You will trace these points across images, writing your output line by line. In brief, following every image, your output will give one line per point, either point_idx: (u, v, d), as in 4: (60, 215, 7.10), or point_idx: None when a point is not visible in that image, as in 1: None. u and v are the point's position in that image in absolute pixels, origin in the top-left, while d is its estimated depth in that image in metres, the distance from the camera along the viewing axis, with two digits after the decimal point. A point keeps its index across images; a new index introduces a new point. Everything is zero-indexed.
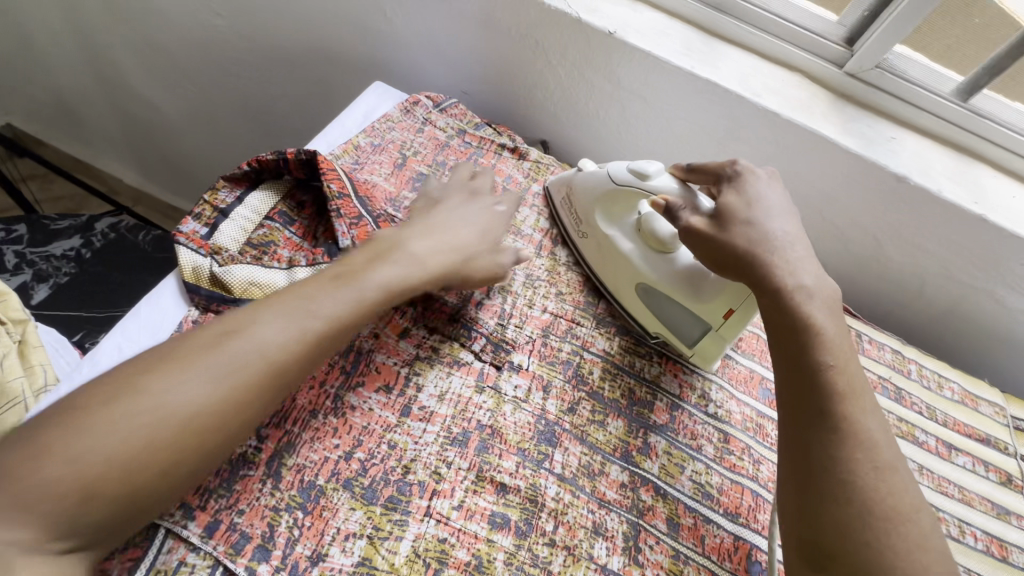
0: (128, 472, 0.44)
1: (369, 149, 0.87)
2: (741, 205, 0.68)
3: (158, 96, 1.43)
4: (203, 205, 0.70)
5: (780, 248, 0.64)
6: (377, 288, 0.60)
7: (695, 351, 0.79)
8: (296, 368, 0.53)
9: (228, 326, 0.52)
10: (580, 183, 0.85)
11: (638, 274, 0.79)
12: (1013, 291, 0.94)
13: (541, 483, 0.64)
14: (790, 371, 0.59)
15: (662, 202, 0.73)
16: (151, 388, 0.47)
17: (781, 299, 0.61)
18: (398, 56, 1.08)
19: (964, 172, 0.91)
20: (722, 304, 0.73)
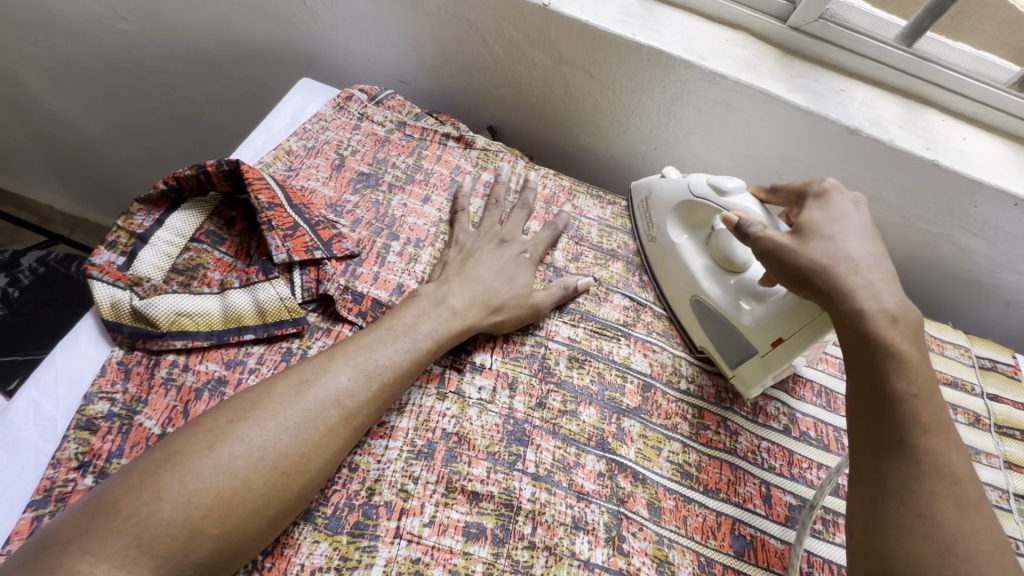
0: (215, 531, 0.47)
1: (302, 152, 0.80)
2: (824, 222, 0.64)
3: (75, 113, 1.32)
4: (117, 231, 0.64)
5: (863, 266, 0.60)
6: (428, 339, 0.64)
7: (735, 372, 0.74)
8: (365, 420, 0.57)
9: (295, 384, 0.56)
10: (660, 188, 0.85)
11: (697, 288, 0.77)
12: (968, 233, 0.94)
13: (515, 486, 0.62)
14: (866, 395, 0.56)
15: (735, 219, 0.69)
16: (233, 450, 0.50)
17: (863, 323, 0.57)
18: (326, 48, 1.01)
19: (913, 119, 0.90)
20: (769, 331, 0.68)
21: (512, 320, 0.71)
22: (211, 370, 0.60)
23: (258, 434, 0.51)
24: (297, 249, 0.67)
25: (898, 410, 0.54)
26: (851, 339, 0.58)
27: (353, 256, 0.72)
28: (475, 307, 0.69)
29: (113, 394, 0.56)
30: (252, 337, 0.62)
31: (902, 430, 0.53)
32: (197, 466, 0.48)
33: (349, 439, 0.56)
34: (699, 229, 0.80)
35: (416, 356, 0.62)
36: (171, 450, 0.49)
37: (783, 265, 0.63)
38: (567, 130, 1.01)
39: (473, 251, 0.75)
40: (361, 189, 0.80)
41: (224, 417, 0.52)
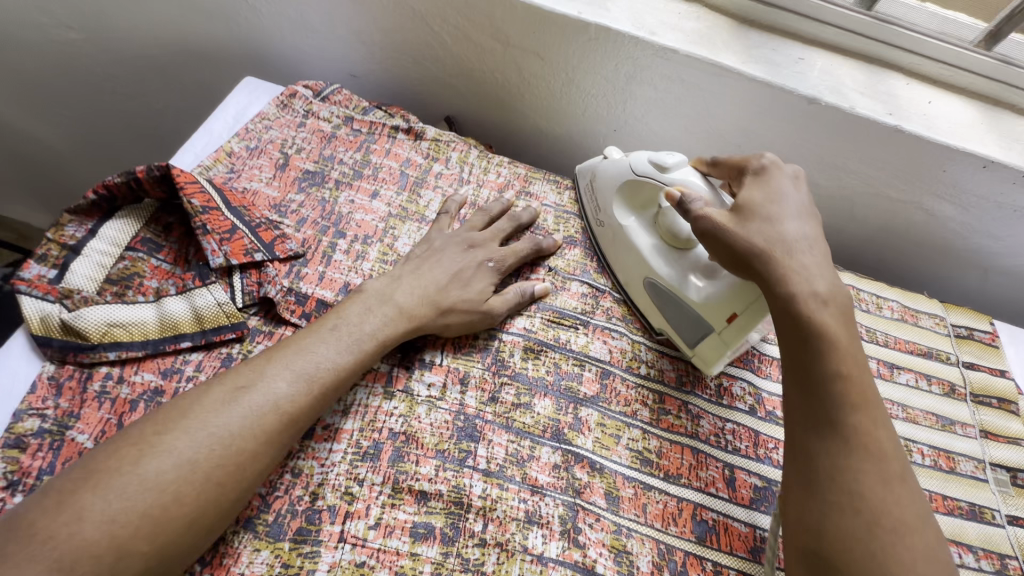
0: (144, 547, 0.46)
1: (245, 153, 0.79)
2: (764, 201, 0.63)
3: (36, 127, 1.30)
4: (47, 244, 0.62)
5: (801, 249, 0.59)
6: (372, 340, 0.62)
7: (696, 352, 0.73)
8: (305, 424, 0.56)
9: (229, 391, 0.54)
10: (603, 169, 0.81)
11: (648, 270, 0.74)
12: (939, 199, 0.92)
13: (465, 483, 0.60)
14: (799, 377, 0.56)
15: (678, 194, 0.66)
16: (162, 464, 0.48)
17: (794, 303, 0.56)
18: (275, 46, 0.99)
19: (875, 85, 0.87)
20: (725, 307, 0.67)
21: (459, 322, 0.68)
22: (147, 381, 0.58)
23: (187, 446, 0.50)
24: (235, 253, 0.66)
25: (829, 390, 0.54)
26: (785, 321, 0.57)
27: (298, 257, 0.71)
28: (423, 307, 0.67)
29: (43, 411, 0.55)
30: (189, 345, 0.61)
31: (833, 408, 0.53)
32: (121, 482, 0.46)
33: (287, 444, 0.55)
34: (644, 210, 0.77)
35: (359, 357, 0.61)
36: (92, 468, 0.47)
37: (723, 246, 0.62)
38: (524, 117, 0.99)
39: (437, 252, 0.72)
40: (306, 187, 0.78)
41: (151, 429, 0.50)
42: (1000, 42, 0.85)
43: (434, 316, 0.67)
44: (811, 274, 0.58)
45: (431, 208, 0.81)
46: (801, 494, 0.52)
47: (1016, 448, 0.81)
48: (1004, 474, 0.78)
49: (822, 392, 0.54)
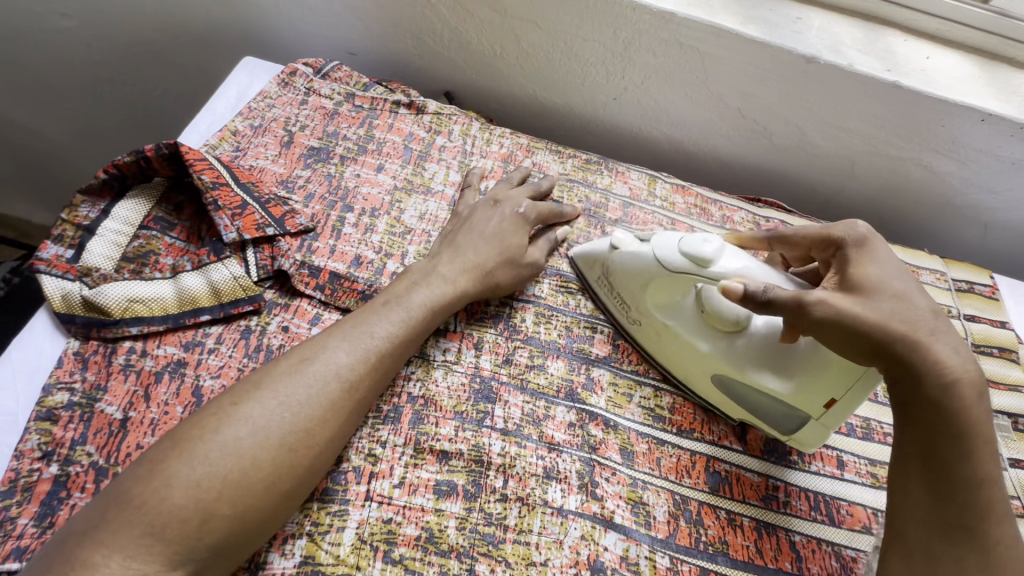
0: (228, 512, 0.47)
1: (250, 132, 0.79)
2: (884, 278, 0.55)
3: (35, 120, 1.30)
4: (62, 225, 0.63)
5: (941, 330, 0.53)
6: (422, 308, 0.63)
7: (791, 437, 0.67)
8: (367, 392, 0.57)
9: (295, 362, 0.55)
10: (620, 263, 0.70)
11: (715, 366, 0.65)
12: (938, 154, 0.93)
13: (484, 442, 0.62)
14: (935, 473, 0.51)
15: (740, 287, 0.56)
16: (238, 432, 0.50)
17: (945, 395, 0.51)
18: (272, 26, 0.98)
19: (873, 41, 0.88)
20: (821, 393, 0.60)
21: (510, 280, 0.71)
22: (169, 354, 0.60)
23: (261, 414, 0.51)
24: (248, 227, 0.67)
25: (968, 497, 0.50)
26: (926, 409, 0.52)
27: (308, 231, 0.71)
28: (466, 273, 0.68)
29: (71, 384, 0.56)
30: (208, 318, 0.62)
31: (970, 513, 0.50)
32: (204, 450, 0.48)
33: (354, 410, 0.56)
34: (675, 300, 0.67)
35: (411, 326, 0.62)
36: (179, 437, 0.49)
37: (860, 337, 0.53)
38: (524, 88, 0.99)
39: (466, 220, 0.73)
40: (312, 163, 0.78)
41: (228, 400, 0.52)
42: None
43: (480, 278, 0.68)
44: (961, 360, 0.52)
45: (436, 179, 0.81)
46: None
47: (1017, 396, 0.83)
48: (1005, 420, 0.80)
49: (959, 496, 0.50)
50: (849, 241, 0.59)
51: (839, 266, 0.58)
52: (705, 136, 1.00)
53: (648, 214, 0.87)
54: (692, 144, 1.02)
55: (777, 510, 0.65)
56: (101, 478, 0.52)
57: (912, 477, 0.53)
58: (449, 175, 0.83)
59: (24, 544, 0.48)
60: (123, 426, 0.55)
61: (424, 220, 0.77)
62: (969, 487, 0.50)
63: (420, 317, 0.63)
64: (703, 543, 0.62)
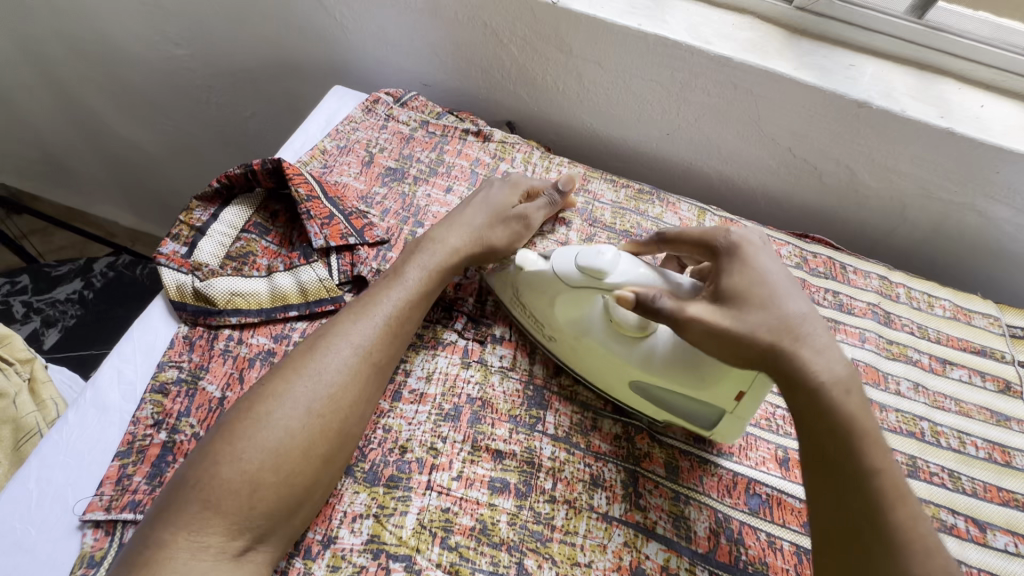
0: (272, 480, 0.53)
1: (335, 151, 0.88)
2: (752, 288, 0.59)
3: (137, 133, 1.46)
4: (180, 225, 0.73)
5: (807, 333, 0.57)
6: (418, 271, 0.70)
7: (715, 431, 0.67)
8: (382, 356, 0.63)
9: (312, 340, 0.62)
10: (529, 279, 0.70)
11: (633, 373, 0.66)
12: (992, 200, 0.94)
13: (536, 445, 0.66)
14: (831, 465, 0.54)
15: (632, 296, 0.60)
16: (269, 408, 0.56)
17: (820, 394, 0.54)
18: (357, 59, 1.10)
19: (928, 89, 0.91)
20: (727, 391, 0.61)
21: (504, 240, 0.77)
22: (261, 343, 0.67)
23: (288, 391, 0.57)
24: (334, 236, 0.75)
25: (863, 488, 0.52)
26: (831, 448, 0.54)
27: (384, 242, 0.79)
28: (456, 235, 0.74)
29: (180, 363, 0.64)
30: (296, 314, 0.70)
31: (868, 506, 0.51)
32: (244, 429, 0.54)
33: (371, 378, 0.62)
34: (582, 313, 0.68)
35: (413, 293, 0.68)
36: (229, 421, 0.56)
37: (732, 344, 0.57)
38: (581, 121, 1.06)
39: (468, 197, 0.81)
40: (388, 182, 0.87)
41: (259, 384, 0.59)
42: None
43: (472, 239, 0.75)
44: (827, 364, 0.56)
45: None
46: None
47: None
48: None
49: (855, 487, 0.52)
50: (722, 249, 0.63)
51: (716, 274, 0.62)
52: (755, 172, 1.04)
53: None
54: (741, 180, 1.06)
55: None
56: None
57: (812, 475, 0.55)
58: None
59: (138, 498, 0.55)
60: (221, 404, 0.62)
61: None
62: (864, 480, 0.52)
63: (417, 284, 0.69)
64: (743, 561, 0.63)
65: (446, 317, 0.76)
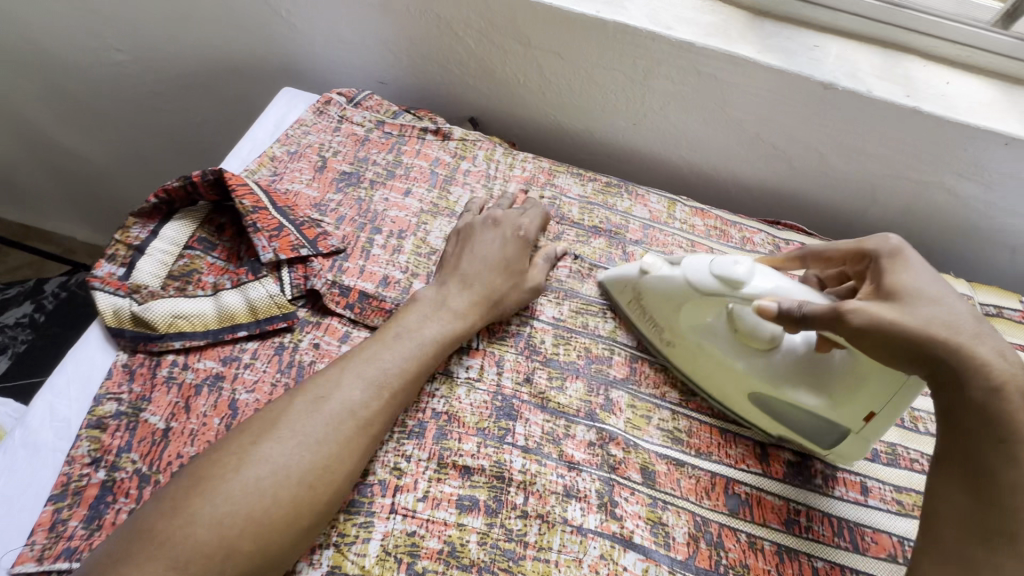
0: (248, 548, 0.50)
1: (286, 158, 0.84)
2: (923, 286, 0.57)
3: (85, 145, 1.39)
4: (116, 245, 0.68)
5: (985, 333, 0.54)
6: (433, 343, 0.65)
7: (833, 451, 0.68)
8: (382, 425, 0.60)
9: (311, 401, 0.58)
10: (653, 284, 0.71)
11: (753, 384, 0.67)
12: (961, 178, 0.93)
13: (505, 459, 0.64)
14: (979, 470, 0.52)
15: (775, 307, 0.59)
16: (258, 471, 0.53)
17: (992, 400, 0.51)
18: (309, 58, 1.05)
19: (893, 68, 0.89)
20: (860, 408, 0.62)
21: (515, 302, 0.74)
22: (208, 367, 0.63)
23: (278, 454, 0.54)
24: (283, 248, 0.71)
25: (1012, 502, 0.49)
26: (989, 453, 0.51)
27: (339, 252, 0.75)
28: (473, 304, 0.70)
29: (119, 395, 0.60)
30: (245, 334, 0.66)
31: (1012, 520, 0.49)
32: (225, 488, 0.51)
33: (367, 447, 0.58)
34: (708, 321, 0.68)
35: (422, 360, 0.64)
36: (204, 473, 0.52)
37: (895, 344, 0.54)
38: (546, 114, 1.03)
39: (469, 239, 0.75)
40: (343, 187, 0.83)
41: (249, 439, 0.55)
42: (1017, 21, 0.86)
43: (487, 308, 0.71)
44: (1006, 366, 0.52)
45: (460, 203, 0.85)
46: None
47: None
48: None
49: (996, 498, 0.50)
50: (883, 253, 0.61)
51: (873, 276, 0.61)
52: (725, 160, 1.02)
53: (668, 237, 0.89)
54: (711, 168, 1.04)
55: (798, 535, 0.65)
56: (144, 484, 0.55)
57: (957, 472, 0.53)
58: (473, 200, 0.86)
59: (74, 545, 0.51)
60: (165, 436, 0.58)
61: None
62: (1013, 493, 0.50)
63: (431, 353, 0.65)
64: (723, 565, 0.62)
65: None
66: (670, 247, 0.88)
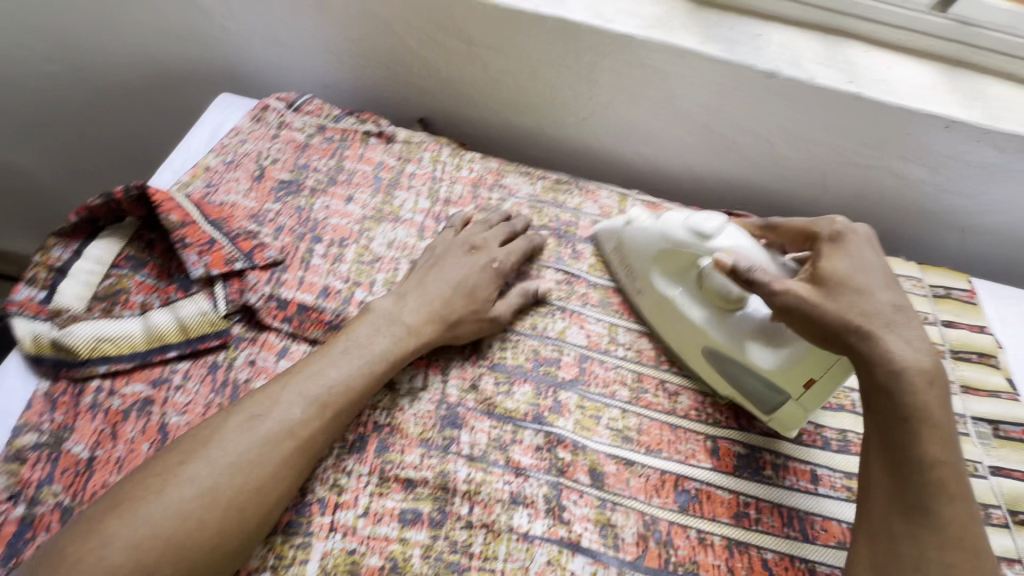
0: (167, 572, 0.48)
1: (221, 168, 0.81)
2: (853, 272, 0.61)
3: (26, 159, 1.34)
4: (36, 267, 0.65)
5: (898, 322, 0.58)
6: (382, 359, 0.64)
7: (773, 418, 0.71)
8: (320, 445, 0.58)
9: (244, 420, 0.56)
10: (632, 238, 0.77)
11: (708, 340, 0.70)
12: (907, 161, 0.94)
13: (450, 469, 0.63)
14: (891, 451, 0.57)
15: (729, 262, 0.64)
16: (183, 492, 0.51)
17: (896, 384, 0.56)
18: (250, 63, 1.01)
19: (835, 54, 0.89)
20: (800, 372, 0.65)
21: (470, 330, 0.71)
22: (137, 391, 0.61)
23: (206, 474, 0.52)
24: (215, 263, 0.68)
25: (923, 479, 0.54)
26: (898, 434, 0.56)
27: (277, 264, 0.73)
28: (430, 321, 0.68)
29: (40, 425, 0.58)
30: (176, 354, 0.63)
31: (925, 495, 0.54)
32: (146, 510, 0.50)
33: (304, 467, 0.57)
34: (679, 273, 0.73)
35: (370, 377, 0.63)
36: (125, 495, 0.51)
37: (809, 322, 0.60)
38: (495, 112, 1.01)
39: (433, 254, 0.74)
40: (283, 196, 0.80)
41: (176, 459, 0.53)
42: (953, 5, 0.86)
43: (444, 328, 0.69)
44: (913, 352, 0.57)
45: (405, 207, 0.83)
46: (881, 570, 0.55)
47: (999, 401, 0.82)
48: (985, 427, 0.80)
49: (914, 478, 0.55)
50: (827, 235, 0.66)
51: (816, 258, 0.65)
52: (677, 152, 1.01)
53: None
54: (663, 161, 1.03)
55: (748, 527, 0.65)
56: (66, 517, 0.53)
57: (873, 456, 0.58)
58: (418, 203, 0.84)
59: None
60: (89, 465, 0.56)
61: (393, 247, 0.78)
62: (923, 470, 0.54)
63: (378, 368, 0.64)
64: (672, 563, 0.62)
65: None
66: None
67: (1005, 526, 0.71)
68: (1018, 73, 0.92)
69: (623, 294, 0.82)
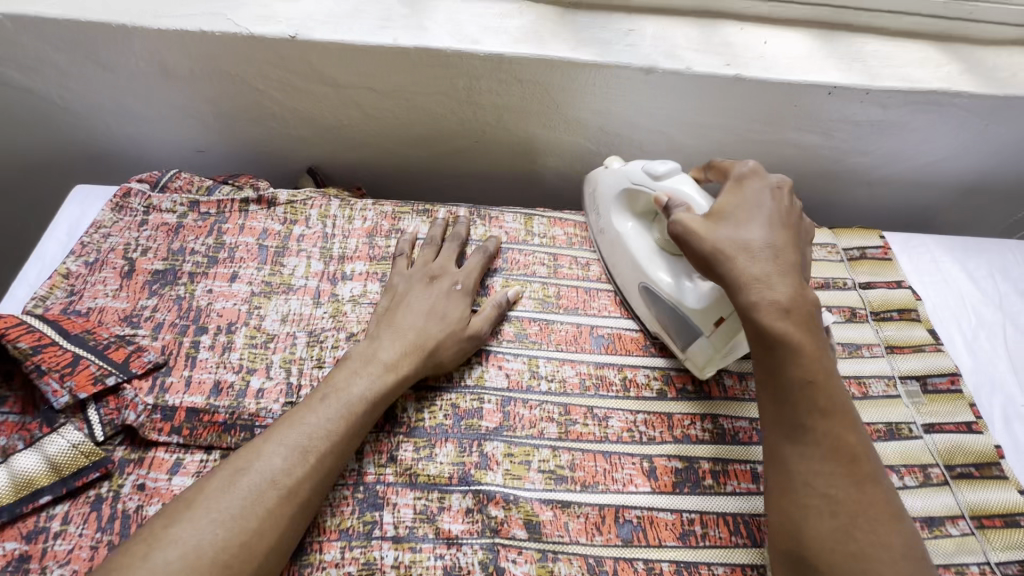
0: None
1: (85, 271, 0.74)
2: (735, 209, 0.65)
3: None
4: None
5: (771, 252, 0.61)
6: (362, 401, 0.61)
7: (689, 356, 0.73)
8: (310, 495, 0.56)
9: (228, 475, 0.54)
10: (604, 179, 0.83)
11: (643, 274, 0.76)
12: (800, 131, 0.93)
13: (375, 556, 0.59)
14: (767, 378, 0.59)
15: (666, 200, 0.70)
16: (167, 556, 0.48)
17: (758, 314, 0.59)
18: (111, 142, 0.94)
19: (711, 38, 0.88)
20: (710, 312, 0.67)
21: (452, 355, 0.69)
22: (9, 551, 0.55)
23: (192, 534, 0.50)
24: (82, 384, 0.62)
25: (794, 398, 0.57)
26: (768, 361, 0.59)
27: (160, 366, 0.67)
28: (407, 356, 0.66)
29: None
30: (50, 498, 0.57)
31: (801, 413, 0.57)
32: None
33: (294, 517, 0.54)
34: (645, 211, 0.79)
35: (352, 419, 0.60)
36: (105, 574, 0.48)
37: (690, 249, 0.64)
38: (385, 149, 0.97)
39: (403, 296, 0.73)
40: (158, 289, 0.74)
41: (159, 524, 0.51)
42: None
43: (423, 359, 0.67)
44: (777, 279, 0.60)
45: (297, 274, 0.78)
46: (776, 493, 0.57)
47: (922, 355, 0.83)
48: (914, 384, 0.80)
49: (788, 399, 0.57)
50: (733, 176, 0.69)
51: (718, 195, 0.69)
52: (578, 156, 0.98)
53: (528, 256, 0.86)
54: (567, 167, 1.01)
55: (695, 546, 0.64)
56: None
57: (758, 388, 0.61)
58: (310, 266, 0.79)
59: None
60: None
61: (288, 321, 0.73)
62: (795, 389, 0.57)
63: (363, 410, 0.61)
64: None
65: (247, 437, 0.63)
66: (532, 267, 0.84)
67: (945, 484, 0.72)
68: (888, 26, 0.92)
69: (539, 322, 0.79)
